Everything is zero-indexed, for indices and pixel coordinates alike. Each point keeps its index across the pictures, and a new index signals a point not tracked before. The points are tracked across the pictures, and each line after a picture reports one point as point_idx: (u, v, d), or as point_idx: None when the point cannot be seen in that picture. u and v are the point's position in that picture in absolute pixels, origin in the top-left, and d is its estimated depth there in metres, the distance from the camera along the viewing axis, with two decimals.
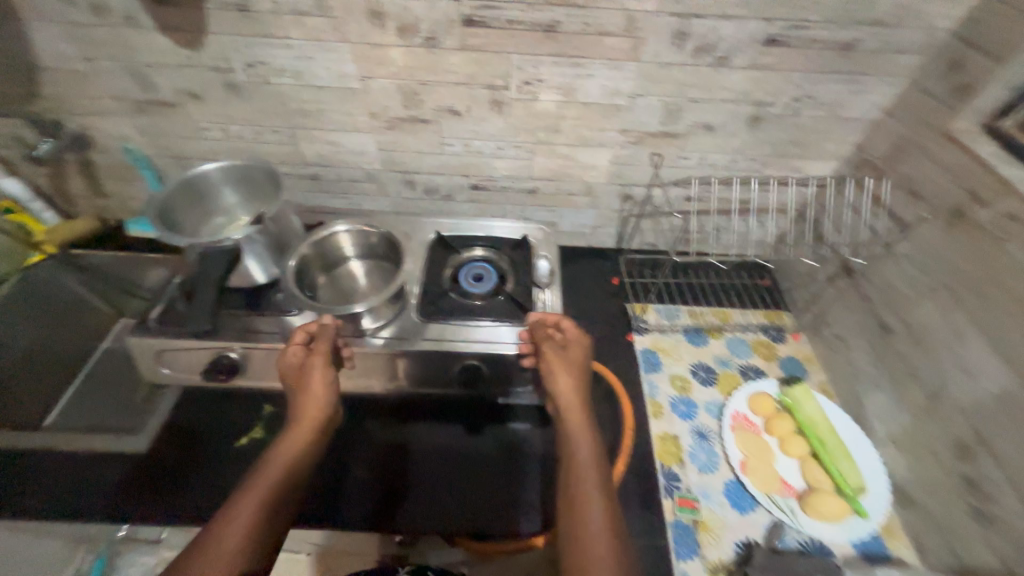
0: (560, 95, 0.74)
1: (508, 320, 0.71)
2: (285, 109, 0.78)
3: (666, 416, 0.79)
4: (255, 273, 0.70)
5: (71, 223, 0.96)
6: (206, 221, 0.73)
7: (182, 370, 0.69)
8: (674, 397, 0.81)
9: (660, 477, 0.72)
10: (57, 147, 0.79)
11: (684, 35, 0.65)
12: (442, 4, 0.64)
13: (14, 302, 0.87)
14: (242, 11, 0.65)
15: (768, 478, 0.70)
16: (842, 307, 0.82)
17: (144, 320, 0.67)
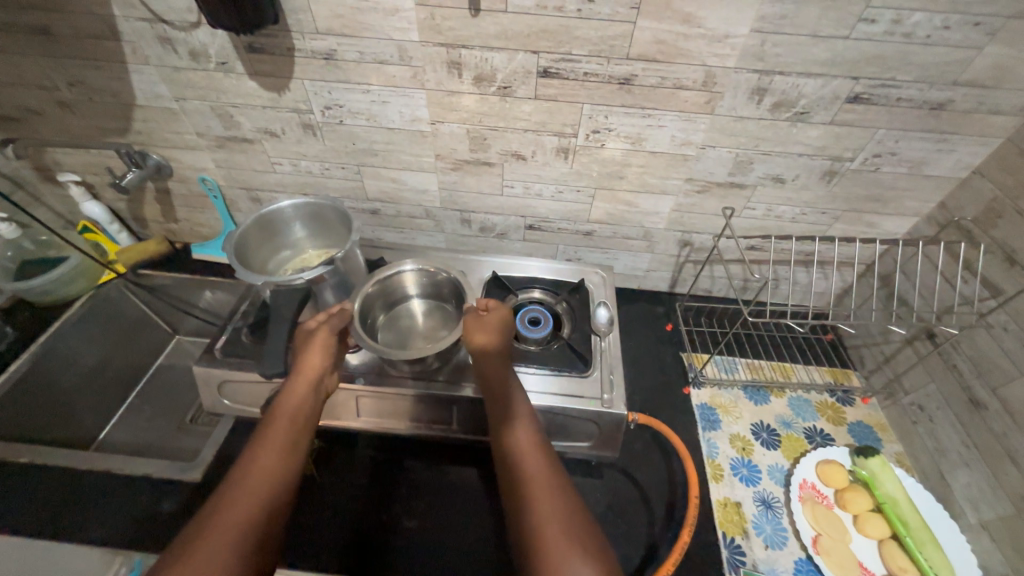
0: (627, 144, 0.73)
1: (567, 371, 0.69)
2: (355, 148, 0.80)
3: (727, 479, 0.74)
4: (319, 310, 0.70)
5: (142, 244, 1.01)
6: (274, 254, 0.75)
7: (242, 401, 0.70)
8: (735, 459, 0.77)
9: (723, 549, 0.67)
10: (141, 176, 0.85)
11: (764, 90, 0.64)
12: (520, 56, 0.64)
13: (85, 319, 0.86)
14: (327, 59, 0.68)
15: (844, 560, 0.65)
16: (922, 374, 0.77)
17: (210, 350, 0.68)
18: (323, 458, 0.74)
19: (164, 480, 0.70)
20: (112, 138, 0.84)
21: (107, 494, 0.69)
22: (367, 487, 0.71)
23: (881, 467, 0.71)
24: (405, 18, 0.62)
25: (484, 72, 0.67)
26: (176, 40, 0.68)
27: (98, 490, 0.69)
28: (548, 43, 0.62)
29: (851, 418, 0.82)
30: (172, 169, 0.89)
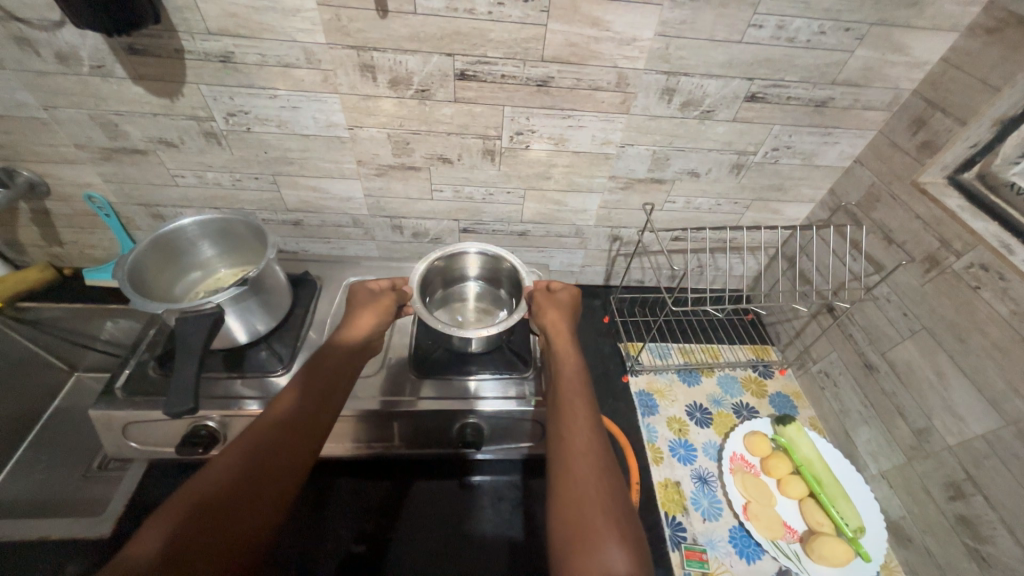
0: (552, 145, 0.74)
1: (507, 373, 0.69)
2: (267, 157, 0.75)
3: (667, 461, 0.79)
4: (237, 333, 0.65)
5: (18, 272, 0.87)
6: (178, 275, 0.68)
7: (153, 442, 0.63)
8: (673, 440, 0.82)
9: (666, 528, 0.71)
10: (9, 197, 0.74)
11: (672, 91, 0.67)
12: (435, 59, 0.63)
13: None
14: (224, 63, 0.62)
15: (771, 522, 0.70)
16: (826, 344, 0.85)
17: (109, 389, 0.61)
18: None
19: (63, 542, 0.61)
20: None
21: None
22: (306, 517, 0.66)
23: (797, 432, 0.78)
24: (308, 19, 0.58)
25: (400, 75, 0.64)
26: (37, 41, 0.59)
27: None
28: (462, 45, 0.61)
29: (771, 390, 0.90)
30: (51, 186, 0.78)
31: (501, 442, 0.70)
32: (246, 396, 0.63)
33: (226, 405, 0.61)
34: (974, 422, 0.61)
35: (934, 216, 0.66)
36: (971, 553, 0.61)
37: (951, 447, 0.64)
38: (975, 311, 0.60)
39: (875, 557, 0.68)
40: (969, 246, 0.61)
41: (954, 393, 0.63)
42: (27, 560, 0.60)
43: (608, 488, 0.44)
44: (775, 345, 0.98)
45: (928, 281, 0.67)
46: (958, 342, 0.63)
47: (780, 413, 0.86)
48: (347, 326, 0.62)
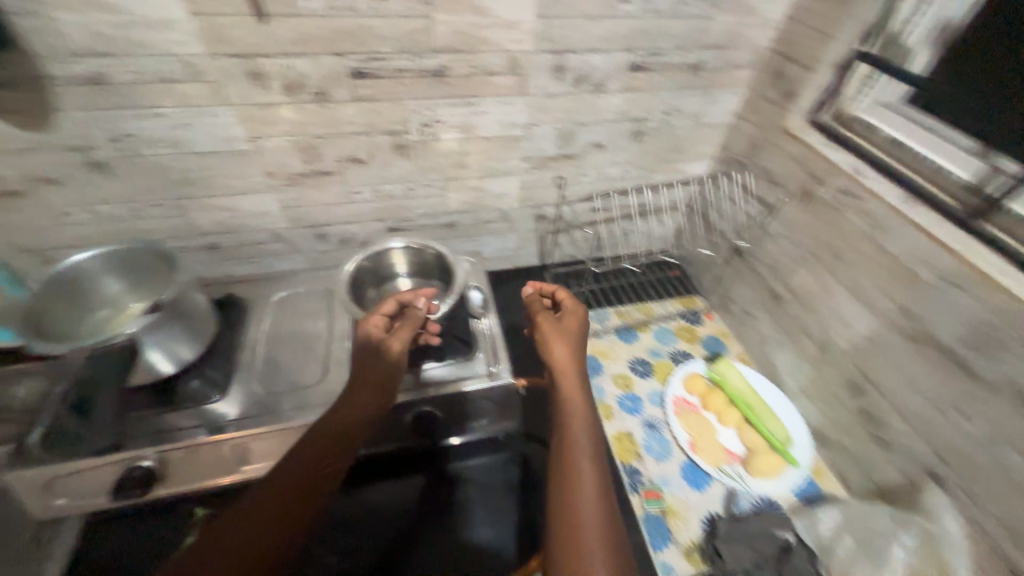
0: (462, 133, 0.77)
1: (450, 358, 0.70)
2: (166, 181, 0.71)
3: (617, 415, 0.83)
4: (161, 365, 0.63)
5: None
6: (82, 317, 0.64)
7: (82, 495, 0.59)
8: (620, 395, 0.86)
9: (624, 476, 0.75)
10: None
11: (563, 68, 0.72)
12: (328, 59, 0.63)
13: None
14: (97, 85, 0.59)
15: (714, 452, 0.78)
16: (741, 285, 0.94)
17: (21, 448, 0.57)
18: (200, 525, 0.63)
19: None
20: None
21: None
22: None
23: (727, 366, 0.86)
24: (182, 30, 0.57)
25: (293, 80, 0.64)
26: None
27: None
28: (353, 43, 0.62)
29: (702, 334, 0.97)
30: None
31: (456, 425, 0.72)
32: (184, 428, 0.60)
33: (161, 438, 0.59)
34: (861, 327, 0.70)
35: (803, 155, 0.75)
36: (876, 439, 0.70)
37: (848, 353, 0.73)
38: (846, 230, 0.70)
39: (803, 461, 0.77)
40: (832, 176, 0.70)
41: (843, 305, 0.72)
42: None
43: (607, 511, 0.44)
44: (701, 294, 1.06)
45: (808, 212, 0.76)
46: (838, 261, 0.72)
47: (711, 353, 0.93)
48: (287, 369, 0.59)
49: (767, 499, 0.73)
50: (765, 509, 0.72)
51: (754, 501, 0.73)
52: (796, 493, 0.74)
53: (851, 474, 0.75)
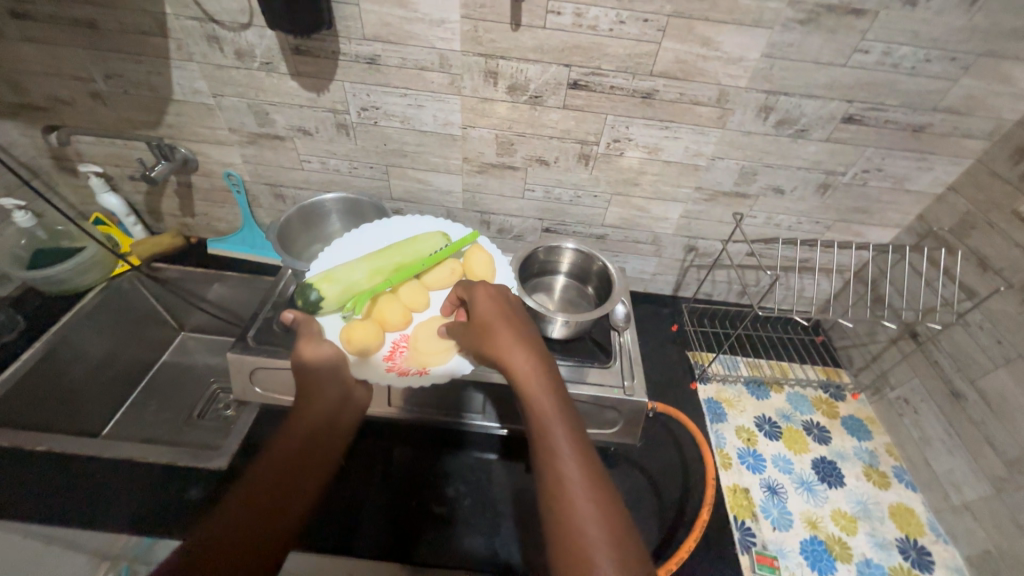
0: (889, 183, 0.82)
1: (587, 362, 0.75)
2: (619, 179, 0.86)
3: (894, 486, 0.80)
4: (558, 330, 0.75)
5: (157, 237, 1.05)
6: (533, 281, 0.83)
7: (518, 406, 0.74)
8: (894, 467, 0.83)
9: (908, 549, 0.72)
10: (169, 168, 0.87)
11: (884, 122, 0.73)
12: (833, 104, 0.72)
13: (99, 310, 0.94)
14: (646, 99, 0.73)
15: (906, 516, 0.76)
16: (906, 369, 0.86)
17: None
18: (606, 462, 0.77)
19: (408, 485, 0.72)
20: (376, 158, 0.88)
21: (368, 494, 0.70)
22: (653, 503, 0.72)
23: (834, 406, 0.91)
24: (744, 67, 0.68)
25: (791, 116, 0.74)
26: (502, 74, 0.73)
27: (371, 489, 0.71)
28: (867, 93, 0.70)
29: (842, 413, 0.90)
30: (297, 179, 0.93)
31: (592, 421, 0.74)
32: (604, 385, 0.72)
33: (592, 382, 0.73)
34: None
35: None
36: None
37: None
38: None
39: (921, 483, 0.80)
40: None
41: None
42: (384, 497, 0.70)
43: None
44: (847, 369, 0.97)
45: None
46: None
47: (850, 413, 0.90)
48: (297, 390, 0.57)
49: (937, 527, 0.76)
50: (941, 538, 0.74)
51: (938, 537, 0.74)
52: (939, 528, 0.76)
53: (932, 490, 0.78)
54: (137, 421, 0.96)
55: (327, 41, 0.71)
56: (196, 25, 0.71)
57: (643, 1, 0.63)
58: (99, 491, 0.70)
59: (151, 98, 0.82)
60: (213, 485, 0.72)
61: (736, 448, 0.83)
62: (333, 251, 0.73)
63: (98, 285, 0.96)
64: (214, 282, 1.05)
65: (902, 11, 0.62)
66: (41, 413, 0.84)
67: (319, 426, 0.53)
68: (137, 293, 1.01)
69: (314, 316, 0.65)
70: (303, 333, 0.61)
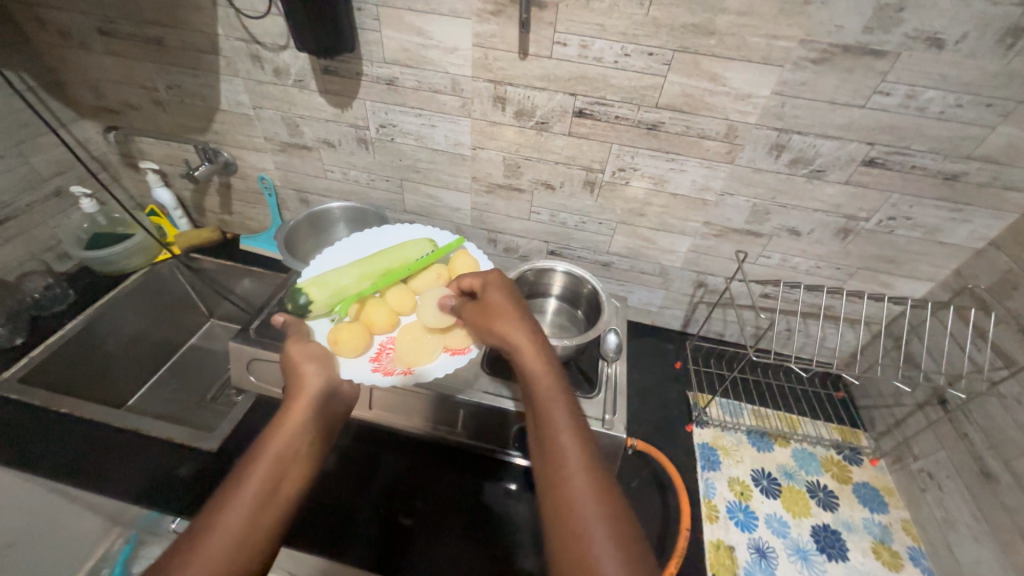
0: (919, 233, 0.75)
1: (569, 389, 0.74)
2: (625, 208, 0.85)
3: (908, 570, 0.71)
4: None
5: (198, 230, 1.15)
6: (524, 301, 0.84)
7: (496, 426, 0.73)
8: (910, 547, 0.74)
9: None
10: (211, 170, 0.96)
11: (911, 168, 0.68)
12: (852, 146, 0.68)
13: (138, 292, 1.04)
14: (651, 130, 0.73)
15: None
16: (932, 439, 0.77)
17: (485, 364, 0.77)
18: None
19: (380, 492, 0.73)
20: (392, 172, 0.93)
21: (341, 495, 0.72)
22: None
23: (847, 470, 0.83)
24: (753, 103, 0.67)
25: (805, 156, 0.71)
26: (510, 99, 0.75)
27: (344, 490, 0.72)
28: (890, 137, 0.66)
29: (855, 478, 0.81)
30: (322, 187, 1.00)
31: None
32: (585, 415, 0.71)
33: None
34: None
35: None
36: None
37: None
38: None
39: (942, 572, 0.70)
40: None
41: None
42: (355, 499, 0.71)
43: None
44: (867, 431, 0.89)
45: None
46: None
47: (865, 480, 0.82)
48: (285, 386, 0.56)
49: None
50: None
51: None
52: None
53: None
54: (157, 397, 1.04)
55: (352, 63, 0.77)
56: (241, 45, 0.79)
57: (648, 35, 0.64)
58: (105, 458, 0.76)
59: (202, 107, 0.91)
60: (202, 466, 0.76)
61: (726, 501, 0.77)
62: (328, 258, 0.77)
63: (142, 269, 1.06)
64: (241, 277, 1.13)
65: (928, 53, 0.58)
66: (75, 379, 0.93)
67: (298, 433, 0.50)
68: (174, 280, 1.10)
69: (304, 319, 0.68)
70: (292, 335, 0.64)
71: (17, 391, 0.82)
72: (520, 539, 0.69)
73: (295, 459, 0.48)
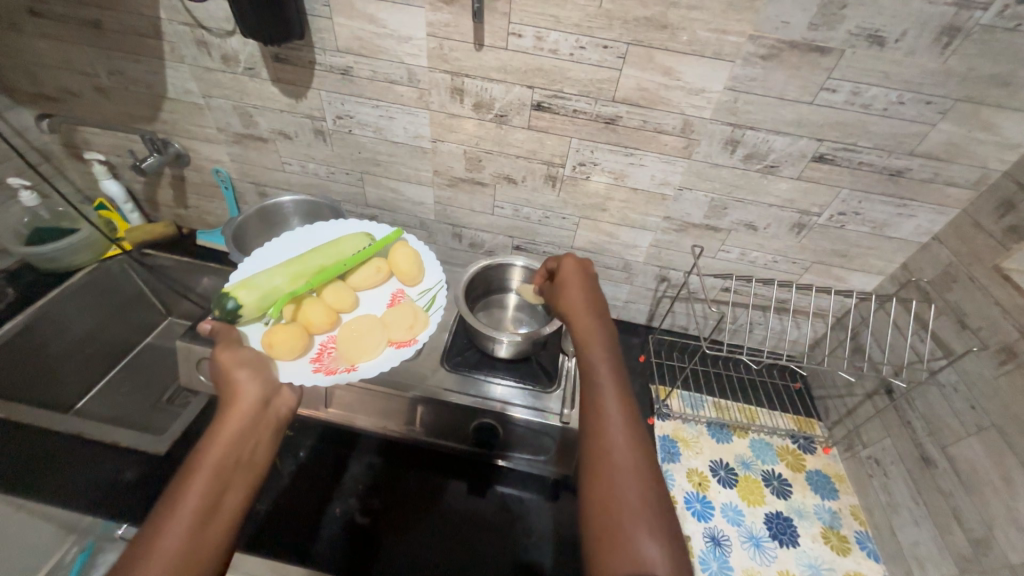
0: (868, 228, 0.77)
1: (530, 383, 0.75)
2: (587, 202, 0.85)
3: (854, 553, 0.74)
4: (503, 349, 0.75)
5: (151, 224, 1.10)
6: (485, 297, 0.84)
7: (457, 422, 0.73)
8: (858, 531, 0.76)
9: None
10: (160, 161, 0.92)
11: (859, 164, 0.70)
12: (802, 142, 0.69)
13: (85, 289, 0.99)
14: (609, 124, 0.73)
15: None
16: (880, 428, 0.80)
17: (445, 360, 0.76)
18: (541, 489, 0.74)
19: (336, 492, 0.72)
20: (351, 164, 0.90)
21: (295, 495, 0.71)
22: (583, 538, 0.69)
23: (801, 459, 0.85)
24: (706, 98, 0.67)
25: (758, 151, 0.72)
26: (468, 91, 0.74)
27: (299, 490, 0.71)
28: (838, 133, 0.67)
29: (808, 466, 0.84)
30: (279, 180, 0.97)
31: (529, 444, 0.73)
32: (547, 409, 0.71)
33: (533, 405, 0.71)
34: None
35: None
36: None
37: None
38: None
39: (886, 554, 0.73)
40: None
41: None
42: (309, 500, 0.70)
43: None
44: (822, 421, 0.91)
45: None
46: None
47: (818, 468, 0.84)
48: (220, 394, 0.52)
49: None
50: None
51: None
52: None
53: (896, 563, 0.71)
54: (107, 399, 0.99)
55: (303, 51, 0.74)
56: (186, 30, 0.76)
57: (602, 28, 0.63)
58: (43, 464, 0.73)
59: (148, 95, 0.87)
60: (150, 470, 0.73)
61: (684, 492, 0.79)
62: (257, 260, 0.73)
63: (89, 265, 1.01)
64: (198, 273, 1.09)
65: (870, 51, 0.59)
66: (14, 381, 0.88)
67: (235, 444, 0.47)
68: (125, 276, 1.06)
69: (234, 326, 0.64)
70: (222, 340, 0.58)
71: None
72: (479, 536, 0.69)
73: (234, 471, 0.46)
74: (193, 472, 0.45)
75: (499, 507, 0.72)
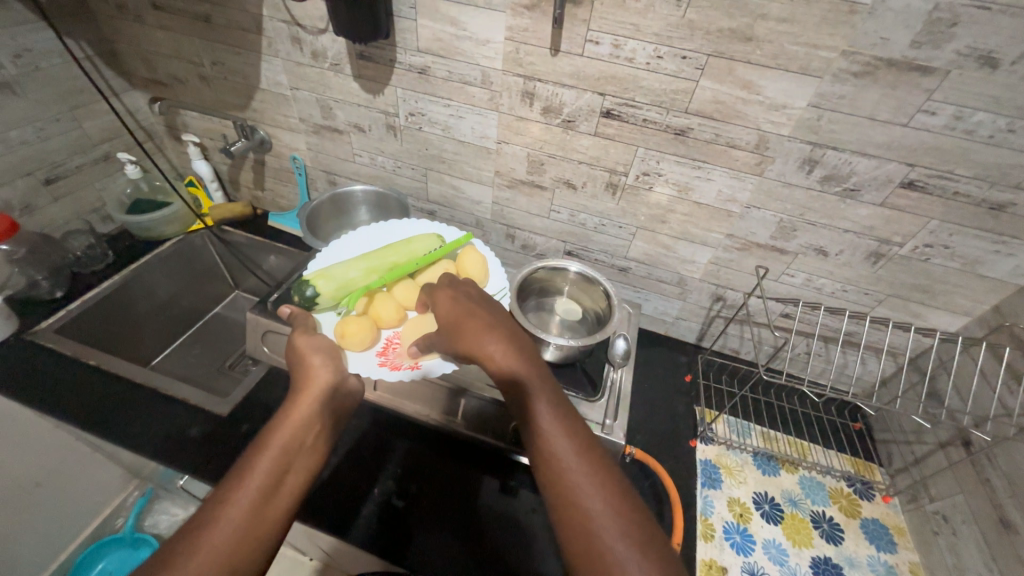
0: (957, 264, 0.71)
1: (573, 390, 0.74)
2: (646, 213, 0.84)
3: None
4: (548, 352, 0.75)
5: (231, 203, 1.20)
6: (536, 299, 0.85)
7: (498, 419, 0.74)
8: None
9: None
10: (246, 146, 1.00)
11: (954, 194, 0.65)
12: (890, 165, 0.65)
13: (171, 257, 1.09)
14: (679, 136, 0.72)
15: None
16: (952, 482, 0.73)
17: None
18: None
19: (375, 471, 0.75)
20: (418, 160, 0.94)
21: (337, 469, 0.74)
22: None
23: (857, 505, 0.79)
24: (787, 114, 0.65)
25: (839, 173, 0.68)
26: (538, 95, 0.75)
27: (342, 465, 0.75)
28: (932, 159, 0.63)
29: (864, 514, 0.78)
30: (349, 170, 1.02)
31: None
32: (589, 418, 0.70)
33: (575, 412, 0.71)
34: None
35: None
36: None
37: None
38: None
39: None
40: None
41: None
42: (351, 475, 0.74)
43: None
44: (883, 466, 0.85)
45: None
46: None
47: (875, 517, 0.78)
48: (294, 376, 0.57)
49: None
50: None
51: None
52: None
53: None
54: (178, 359, 1.08)
55: (386, 50, 0.79)
56: (284, 27, 0.82)
57: (683, 38, 0.62)
58: (123, 411, 0.80)
59: (244, 85, 0.95)
60: (214, 428, 0.79)
61: (724, 521, 0.75)
62: (337, 251, 0.78)
63: (176, 237, 1.11)
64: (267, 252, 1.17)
65: (980, 73, 0.55)
66: (104, 333, 0.97)
67: (301, 428, 0.51)
68: (205, 249, 1.15)
69: (311, 312, 0.70)
70: (300, 325, 0.63)
71: (51, 339, 0.86)
72: (509, 535, 0.69)
73: (299, 452, 0.49)
74: (262, 448, 0.48)
75: (530, 509, 0.72)
